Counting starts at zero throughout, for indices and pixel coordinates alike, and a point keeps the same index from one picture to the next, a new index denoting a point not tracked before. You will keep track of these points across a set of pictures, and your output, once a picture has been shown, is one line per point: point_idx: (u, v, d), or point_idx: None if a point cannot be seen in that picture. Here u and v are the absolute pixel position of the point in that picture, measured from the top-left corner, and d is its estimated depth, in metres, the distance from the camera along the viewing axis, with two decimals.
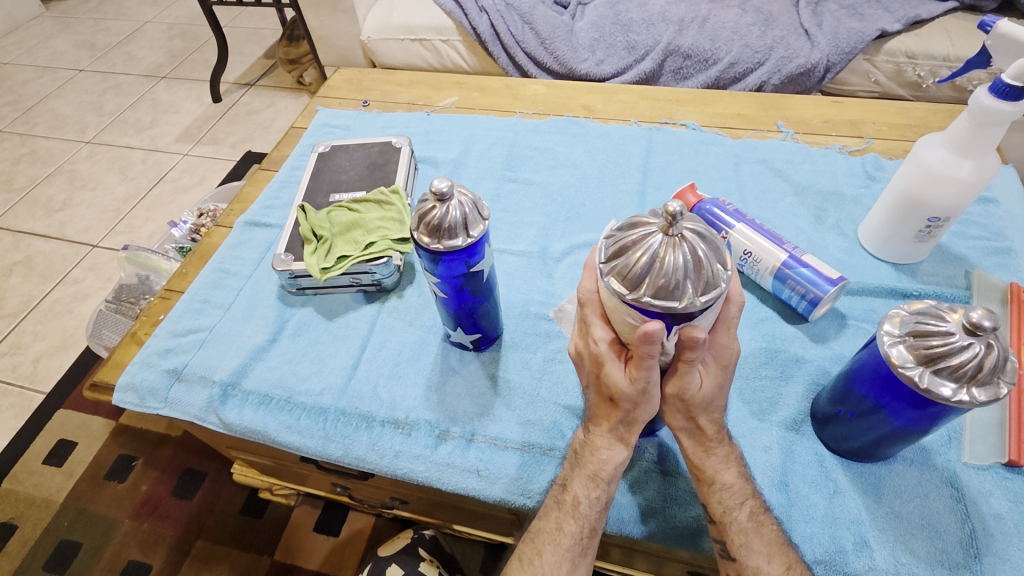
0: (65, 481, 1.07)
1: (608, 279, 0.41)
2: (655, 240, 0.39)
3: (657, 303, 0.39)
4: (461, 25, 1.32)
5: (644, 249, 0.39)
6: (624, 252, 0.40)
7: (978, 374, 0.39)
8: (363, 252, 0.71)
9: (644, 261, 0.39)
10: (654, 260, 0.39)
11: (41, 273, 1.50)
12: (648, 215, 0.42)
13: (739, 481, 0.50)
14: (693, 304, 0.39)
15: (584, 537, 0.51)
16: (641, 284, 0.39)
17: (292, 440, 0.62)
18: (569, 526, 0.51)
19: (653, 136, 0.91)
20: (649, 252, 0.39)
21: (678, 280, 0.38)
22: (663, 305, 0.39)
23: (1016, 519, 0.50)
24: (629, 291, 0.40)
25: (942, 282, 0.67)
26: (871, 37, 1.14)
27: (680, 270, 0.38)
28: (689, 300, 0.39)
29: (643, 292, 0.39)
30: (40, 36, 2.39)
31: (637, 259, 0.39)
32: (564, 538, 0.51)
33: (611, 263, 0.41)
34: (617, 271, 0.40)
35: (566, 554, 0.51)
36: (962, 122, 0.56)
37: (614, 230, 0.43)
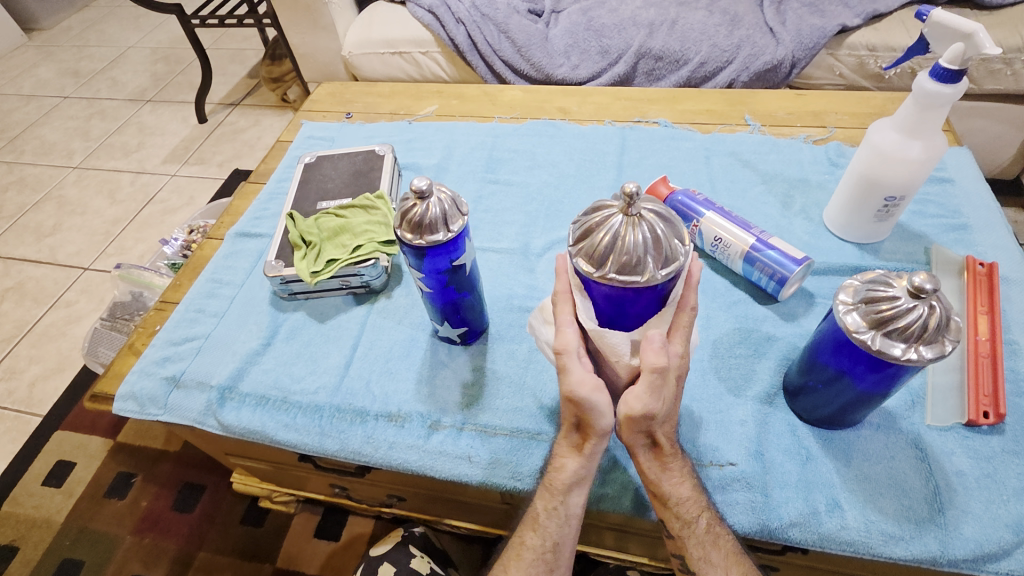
0: (65, 501, 1.08)
1: (575, 260, 0.44)
2: (617, 221, 0.42)
3: (620, 279, 0.42)
4: (439, 37, 1.37)
5: (606, 229, 0.42)
6: (588, 233, 0.44)
7: (924, 334, 0.43)
8: (352, 255, 0.73)
9: (607, 240, 0.42)
10: (617, 239, 0.42)
11: (34, 297, 1.51)
12: (611, 199, 0.45)
13: (694, 494, 0.52)
14: (655, 277, 0.42)
15: (546, 551, 0.55)
16: (605, 261, 0.42)
17: (289, 437, 0.64)
18: (530, 539, 0.55)
19: (627, 134, 0.94)
20: (611, 232, 0.42)
21: (640, 256, 0.41)
22: (628, 280, 0.42)
23: (976, 475, 0.53)
24: (595, 269, 0.43)
25: (903, 258, 0.71)
26: (832, 32, 1.19)
27: (640, 246, 0.41)
28: (650, 274, 0.42)
29: (607, 270, 0.42)
30: (24, 65, 2.40)
31: (601, 239, 0.42)
32: (528, 553, 0.55)
33: (577, 246, 0.44)
34: (583, 252, 0.44)
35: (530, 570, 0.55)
36: (908, 106, 0.60)
37: (580, 216, 0.46)
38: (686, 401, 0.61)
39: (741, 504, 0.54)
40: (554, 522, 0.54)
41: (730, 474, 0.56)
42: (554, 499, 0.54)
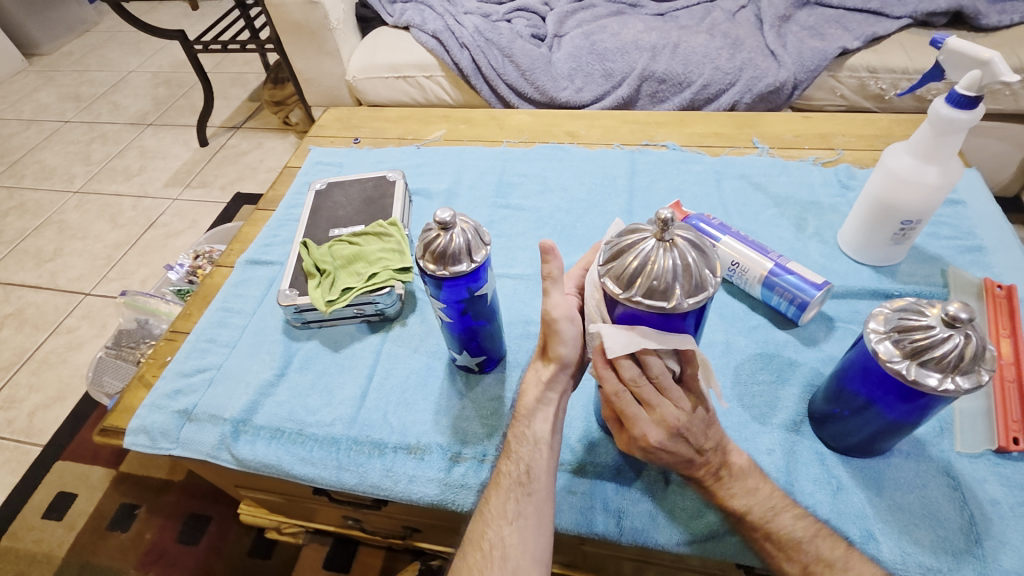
0: (66, 534, 1.05)
1: (603, 280, 0.44)
2: (648, 245, 0.42)
3: (645, 302, 0.42)
4: (443, 62, 1.38)
5: (636, 253, 0.42)
6: (619, 255, 0.43)
7: (960, 363, 0.42)
8: (366, 283, 0.73)
9: (637, 263, 0.42)
10: (646, 263, 0.42)
11: (34, 324, 1.49)
12: (647, 222, 0.45)
13: None
14: (681, 305, 0.42)
15: (522, 475, 0.53)
16: (632, 284, 0.42)
17: (306, 471, 0.63)
18: (506, 467, 0.55)
19: (636, 158, 0.95)
20: (641, 256, 0.42)
21: (668, 282, 0.41)
22: (653, 305, 0.42)
23: (1011, 503, 0.52)
24: (622, 291, 0.43)
25: (920, 281, 0.71)
26: (833, 55, 1.21)
27: (669, 272, 0.41)
28: (677, 302, 0.42)
29: (633, 293, 0.42)
30: (25, 90, 2.41)
31: (631, 261, 0.42)
32: (506, 481, 0.54)
33: (607, 266, 0.44)
34: (612, 273, 0.43)
35: (509, 495, 0.53)
36: (924, 131, 0.60)
37: (612, 238, 0.46)
38: None
39: None
40: (526, 447, 0.54)
41: None
42: (518, 424, 0.55)
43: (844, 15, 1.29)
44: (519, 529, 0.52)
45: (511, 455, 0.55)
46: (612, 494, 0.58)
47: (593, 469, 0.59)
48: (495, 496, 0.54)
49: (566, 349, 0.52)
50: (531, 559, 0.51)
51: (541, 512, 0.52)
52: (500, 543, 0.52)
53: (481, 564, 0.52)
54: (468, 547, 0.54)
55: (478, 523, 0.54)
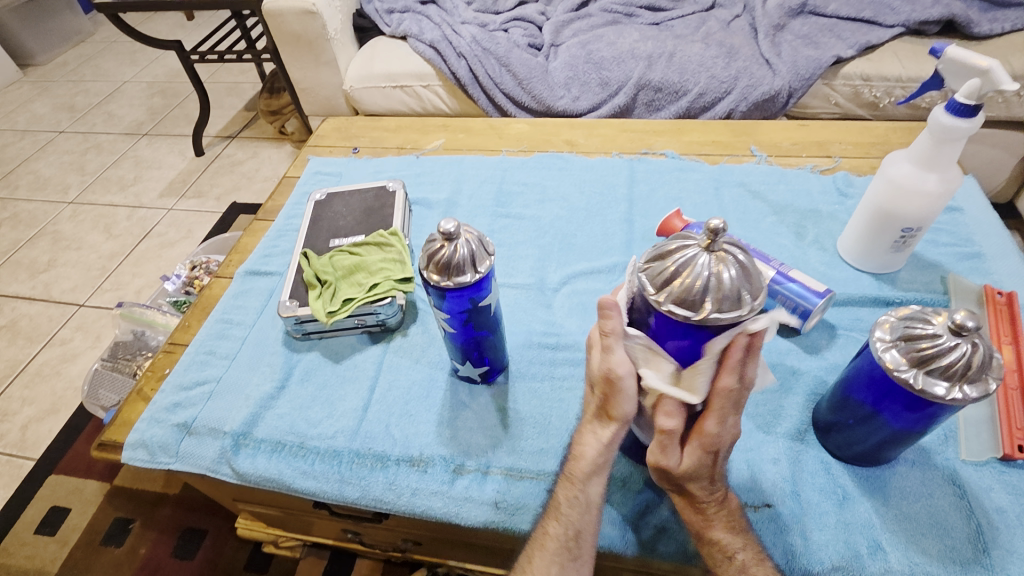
0: (60, 550, 1.04)
1: (667, 308, 0.42)
2: (705, 261, 0.41)
3: (724, 315, 0.41)
4: (441, 71, 1.39)
5: (696, 275, 0.41)
6: (677, 279, 0.41)
7: (967, 372, 0.42)
8: (368, 294, 0.72)
9: (701, 284, 0.41)
10: (713, 281, 0.40)
11: (27, 335, 1.47)
12: (674, 240, 0.44)
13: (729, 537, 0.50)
14: (755, 308, 0.41)
15: (569, 539, 0.52)
16: (701, 302, 0.41)
17: (307, 485, 0.62)
18: (553, 528, 0.53)
19: (635, 166, 0.95)
20: (703, 276, 0.40)
21: (738, 292, 0.41)
22: (732, 317, 0.41)
23: (1017, 512, 0.52)
24: (693, 313, 0.41)
25: (920, 288, 0.71)
26: (827, 63, 1.22)
27: (738, 283, 0.40)
28: (751, 306, 0.41)
29: (710, 309, 0.41)
30: (19, 101, 2.40)
31: (695, 280, 0.41)
32: (551, 543, 0.52)
33: (663, 292, 0.42)
34: (675, 299, 0.41)
35: (554, 558, 0.52)
36: (924, 139, 0.60)
37: (647, 262, 0.44)
38: None
39: (780, 548, 0.52)
40: (575, 508, 0.53)
41: (768, 516, 0.54)
42: (573, 486, 0.53)
43: (837, 24, 1.30)
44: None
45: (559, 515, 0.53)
46: (619, 506, 0.57)
47: None
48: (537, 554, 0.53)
49: (627, 406, 0.49)
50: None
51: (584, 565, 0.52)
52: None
53: None
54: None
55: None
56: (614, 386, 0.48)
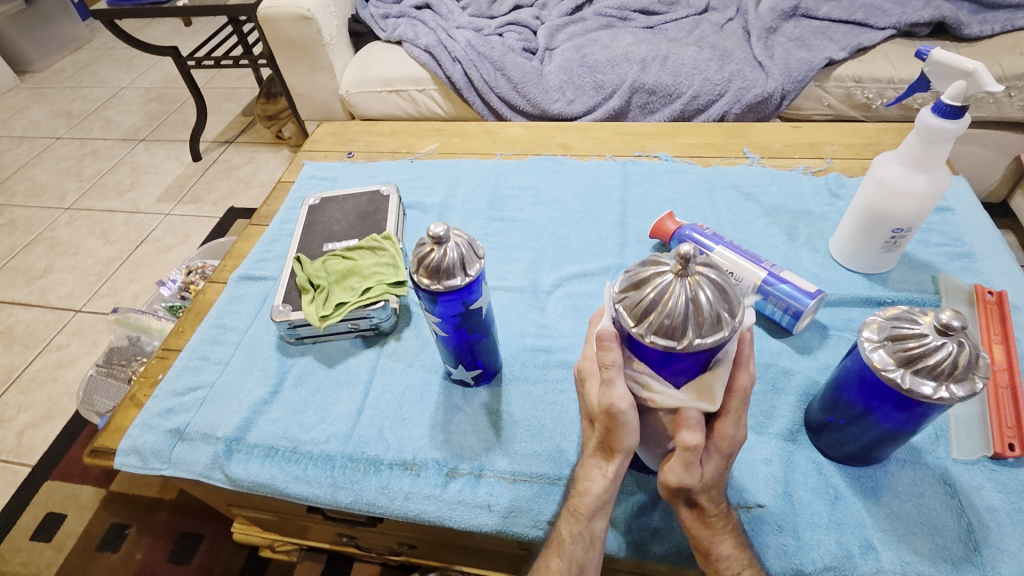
0: (55, 556, 1.03)
1: (649, 339, 0.42)
2: (681, 289, 0.41)
3: (707, 340, 0.41)
4: (436, 75, 1.40)
5: (676, 305, 0.41)
6: (656, 311, 0.42)
7: (954, 372, 0.42)
8: (361, 297, 0.72)
9: (682, 312, 0.41)
10: (692, 309, 0.41)
11: (23, 341, 1.47)
12: (646, 265, 0.44)
13: (737, 550, 0.50)
14: (734, 326, 0.42)
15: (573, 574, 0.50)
16: (685, 331, 0.41)
17: (300, 490, 0.62)
18: (555, 564, 0.51)
19: (629, 169, 0.95)
20: (683, 305, 0.41)
21: (718, 313, 0.41)
22: (715, 340, 0.42)
23: (1008, 510, 0.52)
24: (677, 342, 0.42)
25: (912, 288, 0.71)
26: (820, 65, 1.23)
27: (715, 306, 0.41)
28: (730, 325, 0.42)
29: (691, 336, 0.41)
30: (16, 107, 2.40)
31: (674, 309, 0.41)
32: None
33: (642, 324, 0.43)
34: (657, 331, 0.42)
35: None
36: (913, 140, 0.61)
37: (624, 292, 0.44)
38: None
39: (773, 548, 0.52)
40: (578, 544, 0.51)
41: (760, 516, 0.54)
42: (577, 523, 0.51)
43: (829, 27, 1.31)
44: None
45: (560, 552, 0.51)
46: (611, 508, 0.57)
47: None
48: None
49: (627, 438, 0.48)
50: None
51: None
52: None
53: None
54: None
55: None
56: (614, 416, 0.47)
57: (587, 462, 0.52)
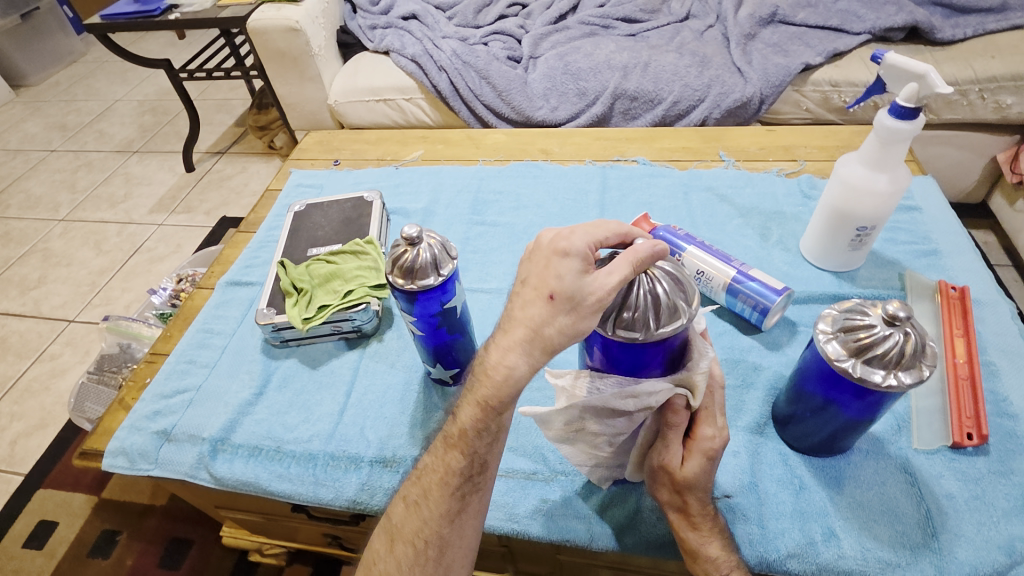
0: (46, 563, 1.04)
1: (614, 333, 0.44)
2: (639, 282, 0.44)
3: (666, 329, 0.43)
4: (422, 84, 1.42)
5: (636, 295, 0.44)
6: (620, 303, 0.44)
7: (902, 360, 0.44)
8: (343, 300, 0.74)
9: (643, 302, 0.43)
10: (652, 298, 0.43)
11: (17, 352, 1.49)
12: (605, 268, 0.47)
13: (725, 553, 0.51)
14: (692, 314, 0.44)
15: (472, 469, 0.50)
16: (647, 321, 0.43)
17: (283, 488, 0.64)
18: (454, 461, 0.50)
19: (608, 173, 0.98)
20: (642, 295, 0.43)
21: (675, 301, 0.44)
22: (675, 328, 0.44)
23: (965, 497, 0.54)
24: (641, 333, 0.43)
25: (879, 285, 0.73)
26: (796, 70, 1.25)
27: (671, 294, 0.44)
28: (689, 312, 0.44)
29: (652, 327, 0.43)
30: (12, 120, 2.43)
31: (636, 299, 0.43)
32: (451, 474, 0.50)
33: (605, 321, 0.44)
34: (621, 325, 0.44)
35: (453, 491, 0.50)
36: (871, 143, 0.63)
37: None
38: None
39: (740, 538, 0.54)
40: (482, 440, 0.49)
41: (727, 507, 0.56)
42: (485, 416, 0.47)
43: (806, 32, 1.33)
44: (460, 522, 0.51)
45: (462, 446, 0.49)
46: (582, 500, 0.58)
47: (566, 477, 0.60)
48: (436, 492, 0.50)
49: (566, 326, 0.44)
50: (463, 568, 0.51)
51: (479, 502, 0.51)
52: (438, 540, 0.50)
53: (416, 560, 0.50)
54: (395, 540, 0.51)
55: (413, 516, 0.51)
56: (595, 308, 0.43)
57: (512, 334, 0.46)
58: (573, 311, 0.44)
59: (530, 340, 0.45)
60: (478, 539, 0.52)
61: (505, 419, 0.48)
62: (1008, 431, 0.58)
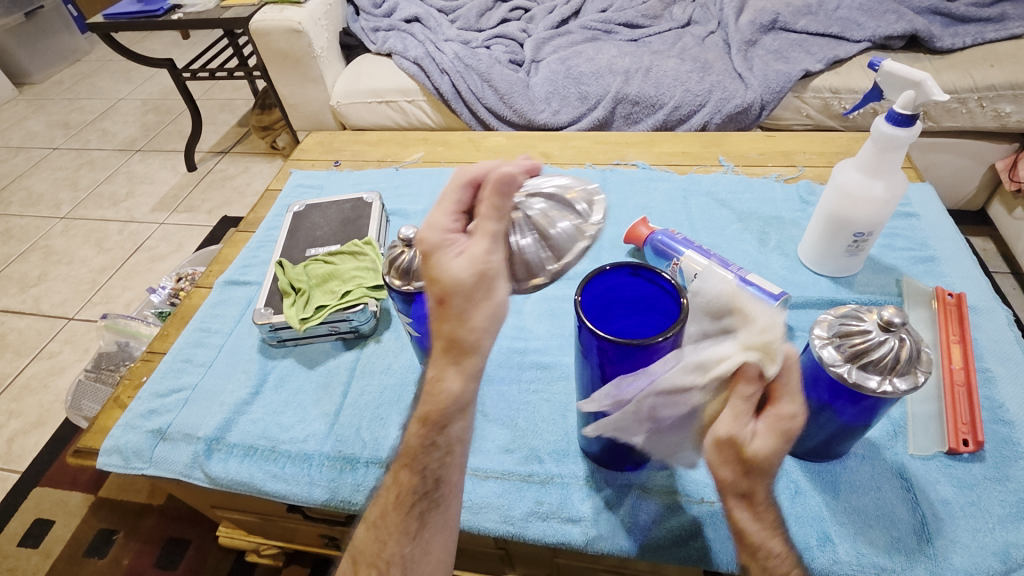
0: (41, 562, 1.04)
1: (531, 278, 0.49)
2: (530, 222, 0.50)
3: (568, 257, 0.50)
4: (424, 87, 1.43)
5: (532, 237, 0.49)
6: (512, 255, 0.49)
7: (897, 365, 0.45)
8: (340, 300, 0.74)
9: (541, 239, 0.50)
10: (546, 233, 0.50)
11: (16, 349, 1.49)
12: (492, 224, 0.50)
13: None
14: (581, 232, 0.52)
15: (427, 484, 0.49)
16: (551, 254, 0.50)
17: (277, 488, 0.64)
18: (406, 477, 0.50)
19: (607, 177, 0.98)
20: (538, 235, 0.50)
21: (565, 229, 0.51)
22: (573, 250, 0.51)
23: (961, 503, 0.54)
24: (550, 265, 0.50)
25: (876, 291, 0.73)
26: (797, 76, 1.26)
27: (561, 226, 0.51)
28: (580, 232, 0.52)
29: (556, 259, 0.50)
30: (14, 118, 2.44)
31: (526, 246, 0.49)
32: (406, 491, 0.50)
33: (518, 269, 0.49)
34: (532, 265, 0.49)
35: (411, 507, 0.50)
36: (868, 148, 0.63)
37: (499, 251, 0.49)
38: None
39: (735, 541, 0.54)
40: (432, 456, 0.48)
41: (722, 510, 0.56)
42: (427, 431, 0.47)
43: (806, 39, 1.34)
44: (423, 541, 0.50)
45: (412, 465, 0.49)
46: (579, 503, 0.58)
47: (563, 480, 0.60)
48: (393, 511, 0.50)
49: (484, 317, 0.43)
50: None
51: (442, 518, 0.50)
52: (399, 560, 0.49)
53: None
54: (359, 564, 0.51)
55: (375, 537, 0.51)
56: (487, 284, 0.43)
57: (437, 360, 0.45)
58: (471, 298, 0.43)
59: (449, 351, 0.44)
60: (450, 557, 0.51)
61: (451, 433, 0.47)
62: (1004, 438, 0.57)
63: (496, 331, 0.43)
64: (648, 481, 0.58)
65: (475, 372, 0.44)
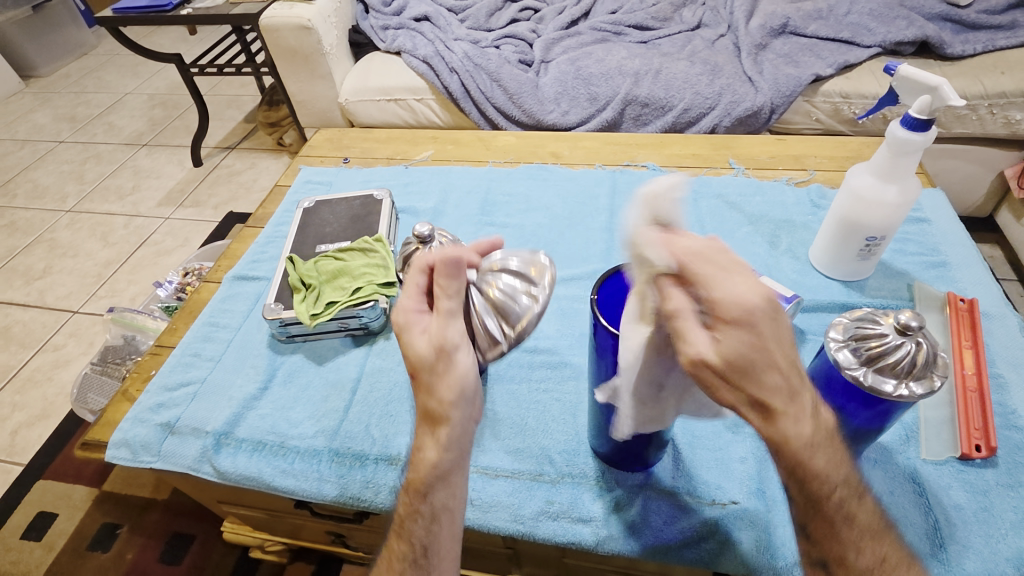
0: (45, 555, 1.04)
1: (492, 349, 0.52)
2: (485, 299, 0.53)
3: (520, 328, 0.51)
4: (434, 85, 1.43)
5: (487, 312, 0.52)
6: (472, 330, 0.52)
7: (913, 369, 0.44)
8: (351, 297, 0.74)
9: (496, 310, 0.52)
10: (501, 306, 0.52)
11: (21, 341, 1.49)
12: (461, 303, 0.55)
13: None
14: (536, 301, 0.52)
15: (416, 553, 0.49)
16: (506, 325, 0.52)
17: (286, 483, 0.63)
18: (398, 545, 0.51)
19: (617, 178, 0.98)
20: (493, 308, 0.52)
21: (516, 300, 0.52)
22: (527, 321, 0.51)
23: (974, 508, 0.53)
24: (503, 337, 0.51)
25: (887, 295, 0.73)
26: (807, 80, 1.26)
27: (510, 299, 0.52)
28: (533, 300, 0.52)
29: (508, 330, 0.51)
30: (21, 111, 2.44)
31: (483, 321, 0.52)
32: (395, 559, 0.50)
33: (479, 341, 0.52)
34: (491, 337, 0.52)
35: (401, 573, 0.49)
36: (882, 152, 0.63)
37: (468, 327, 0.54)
38: (688, 440, 0.61)
39: (747, 543, 0.54)
40: (419, 524, 0.50)
41: (734, 513, 0.56)
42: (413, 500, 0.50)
43: (817, 44, 1.34)
44: None
45: (402, 533, 0.51)
46: (589, 503, 0.58)
47: (573, 479, 0.60)
48: None
49: (448, 388, 0.48)
50: None
51: None
52: None
53: None
54: None
55: None
56: (447, 357, 0.48)
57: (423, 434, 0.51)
58: (435, 371, 0.48)
59: (427, 420, 0.49)
60: None
61: (435, 501, 0.50)
62: (1017, 444, 0.57)
63: (463, 403, 0.48)
64: (660, 482, 0.58)
65: (446, 441, 0.49)
